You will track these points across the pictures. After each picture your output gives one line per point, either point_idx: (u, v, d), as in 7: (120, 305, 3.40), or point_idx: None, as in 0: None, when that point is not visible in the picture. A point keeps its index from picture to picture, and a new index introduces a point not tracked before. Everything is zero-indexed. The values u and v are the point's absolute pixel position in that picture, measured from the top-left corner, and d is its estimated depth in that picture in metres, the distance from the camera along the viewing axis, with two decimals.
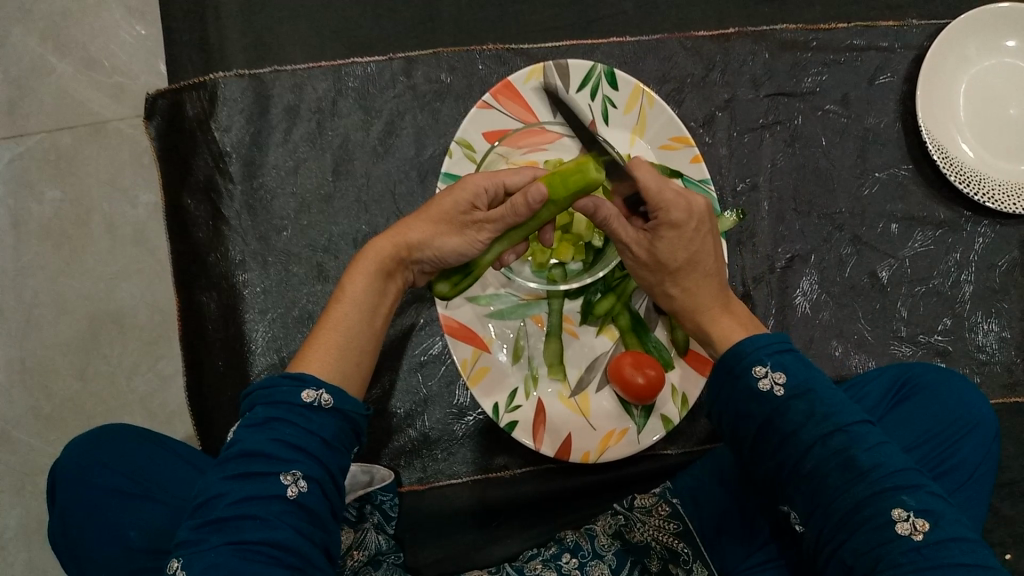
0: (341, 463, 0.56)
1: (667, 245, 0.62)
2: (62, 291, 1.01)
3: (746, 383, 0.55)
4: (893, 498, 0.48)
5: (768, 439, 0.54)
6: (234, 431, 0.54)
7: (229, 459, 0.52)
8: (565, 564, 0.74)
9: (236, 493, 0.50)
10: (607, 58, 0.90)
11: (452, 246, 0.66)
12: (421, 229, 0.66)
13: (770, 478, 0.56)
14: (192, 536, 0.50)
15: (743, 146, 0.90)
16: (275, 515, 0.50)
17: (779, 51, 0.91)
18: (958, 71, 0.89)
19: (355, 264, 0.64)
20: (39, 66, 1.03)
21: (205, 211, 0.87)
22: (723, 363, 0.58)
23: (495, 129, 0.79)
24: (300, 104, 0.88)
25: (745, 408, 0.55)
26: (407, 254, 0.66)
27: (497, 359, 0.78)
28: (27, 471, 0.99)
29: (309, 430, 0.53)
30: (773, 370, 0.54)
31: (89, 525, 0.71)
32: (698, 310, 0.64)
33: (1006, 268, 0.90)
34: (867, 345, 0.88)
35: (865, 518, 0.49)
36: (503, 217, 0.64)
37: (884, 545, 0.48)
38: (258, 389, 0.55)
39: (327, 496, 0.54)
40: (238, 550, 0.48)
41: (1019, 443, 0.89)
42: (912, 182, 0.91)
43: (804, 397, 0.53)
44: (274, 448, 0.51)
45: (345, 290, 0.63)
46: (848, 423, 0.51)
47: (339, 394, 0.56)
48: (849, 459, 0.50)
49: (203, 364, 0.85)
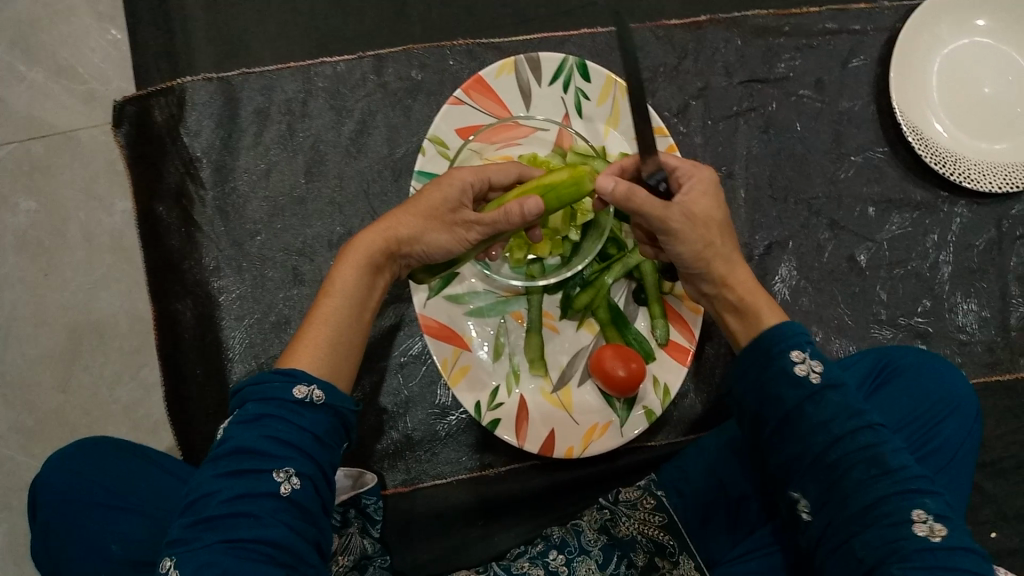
0: (332, 459, 0.55)
1: (704, 201, 0.64)
2: (40, 303, 1.00)
3: (781, 366, 0.56)
4: (913, 500, 0.51)
5: (798, 422, 0.55)
6: (224, 428, 0.53)
7: (221, 456, 0.51)
8: (552, 561, 0.74)
9: (228, 491, 0.50)
10: (579, 49, 0.89)
11: (441, 242, 0.65)
12: (411, 224, 0.64)
13: (789, 463, 0.56)
14: (184, 534, 0.49)
15: (718, 134, 0.89)
16: (267, 513, 0.49)
17: (751, 37, 0.91)
18: (930, 52, 0.88)
19: (343, 256, 0.63)
20: (7, 76, 1.01)
21: (177, 217, 0.86)
22: (756, 345, 0.58)
23: (468, 124, 0.78)
24: (269, 106, 0.87)
25: (779, 392, 0.56)
26: (396, 249, 0.64)
27: (477, 357, 0.78)
28: (12, 486, 0.98)
29: (300, 427, 0.52)
30: (811, 359, 0.56)
31: (68, 536, 0.70)
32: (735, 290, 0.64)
33: (984, 248, 0.91)
34: (848, 330, 0.88)
35: (882, 514, 0.51)
36: (495, 221, 0.64)
37: (900, 540, 0.50)
38: (248, 385, 0.54)
39: (320, 493, 0.53)
40: (231, 549, 0.48)
41: (1001, 422, 0.89)
42: (888, 164, 0.91)
43: (838, 391, 0.55)
44: (267, 446, 0.51)
45: (334, 284, 0.62)
46: (877, 423, 0.54)
47: (331, 390, 0.55)
48: (878, 455, 0.52)
49: (182, 372, 0.84)
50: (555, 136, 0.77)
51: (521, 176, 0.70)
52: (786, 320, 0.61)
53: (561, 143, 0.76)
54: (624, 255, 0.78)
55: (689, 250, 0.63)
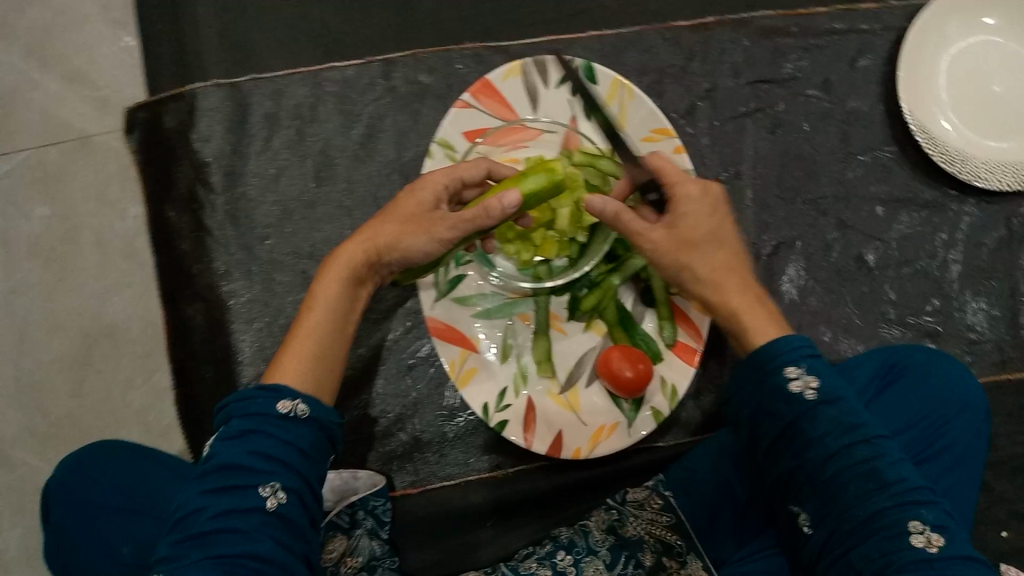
0: (320, 472, 0.55)
1: (689, 218, 0.62)
2: (55, 307, 1.01)
3: (777, 382, 0.56)
4: (911, 512, 0.51)
5: (794, 438, 0.55)
6: (210, 444, 0.53)
7: (207, 473, 0.52)
8: (560, 561, 0.74)
9: (215, 507, 0.50)
10: (586, 52, 0.89)
11: (420, 245, 0.64)
12: (391, 231, 0.65)
13: (791, 478, 0.56)
14: (172, 552, 0.49)
15: (725, 135, 0.89)
16: (254, 528, 0.50)
17: (758, 38, 0.91)
18: (939, 50, 0.88)
19: (326, 268, 0.63)
20: (23, 83, 1.03)
21: (188, 222, 0.87)
22: (754, 360, 0.58)
23: (475, 127, 0.79)
24: (279, 111, 0.88)
25: (774, 406, 0.56)
26: (377, 257, 0.65)
27: (485, 359, 0.78)
28: (29, 487, 1.00)
29: (286, 441, 0.53)
30: (806, 373, 0.56)
31: (79, 537, 0.71)
32: (728, 297, 0.61)
33: (994, 246, 0.90)
34: (856, 330, 0.88)
35: (880, 526, 0.51)
36: (474, 218, 0.63)
37: (896, 552, 0.50)
38: (232, 402, 0.54)
39: (307, 506, 0.53)
40: (220, 564, 0.48)
41: (1012, 422, 0.89)
42: (897, 163, 0.90)
43: (834, 405, 0.54)
44: (252, 461, 0.51)
45: (317, 296, 0.62)
46: (874, 436, 0.54)
47: (315, 404, 0.56)
48: (873, 469, 0.52)
49: (193, 375, 0.85)
50: (563, 138, 0.77)
51: (493, 172, 0.71)
52: (788, 333, 0.59)
53: (569, 145, 0.76)
54: (631, 256, 0.78)
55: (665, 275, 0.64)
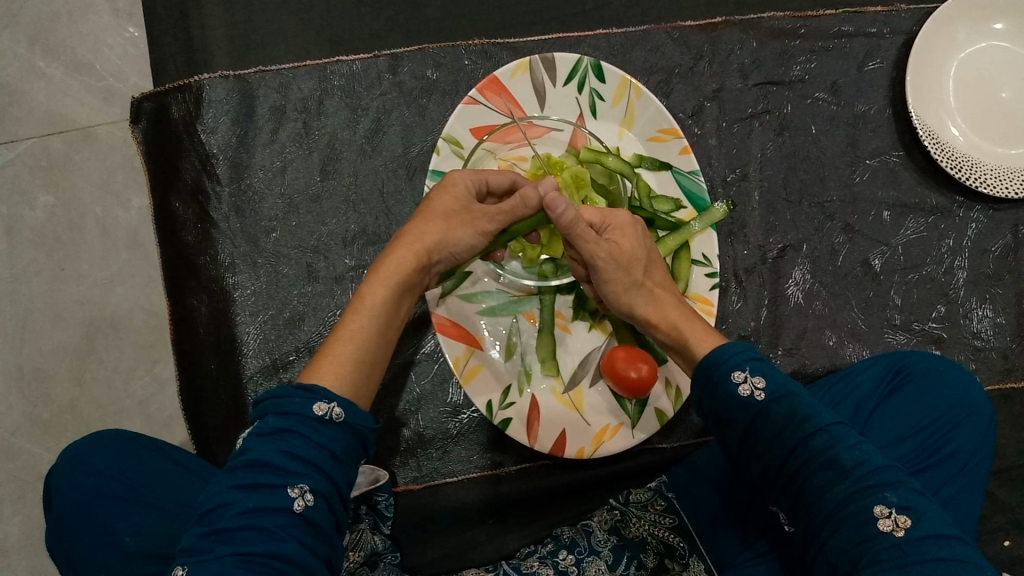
0: (349, 476, 0.54)
1: (628, 243, 0.65)
2: (57, 297, 1.00)
3: (726, 390, 0.57)
4: (875, 495, 0.51)
5: (754, 441, 0.56)
6: (244, 438, 0.52)
7: (238, 468, 0.51)
8: (561, 561, 0.74)
9: (243, 503, 0.49)
10: (594, 50, 0.89)
11: (465, 239, 0.65)
12: (434, 232, 0.64)
13: (762, 479, 0.57)
14: (197, 544, 0.49)
15: (733, 137, 0.89)
16: (280, 528, 0.49)
17: (767, 39, 0.90)
18: (948, 55, 0.88)
19: (373, 275, 0.62)
20: (26, 72, 1.02)
21: (193, 214, 0.86)
22: (702, 369, 0.59)
23: (483, 123, 0.78)
24: (286, 104, 0.87)
25: (729, 413, 0.57)
26: (426, 259, 0.64)
27: (490, 356, 0.78)
28: (28, 478, 0.99)
29: (319, 443, 0.52)
30: (752, 376, 0.56)
31: (79, 528, 0.70)
32: (680, 323, 0.65)
33: (1000, 253, 0.90)
34: (861, 334, 0.88)
35: (848, 516, 0.51)
36: (512, 209, 0.65)
37: (866, 541, 0.50)
38: (268, 397, 0.54)
39: (334, 510, 0.52)
40: (243, 562, 0.47)
41: (1015, 429, 0.89)
42: (904, 168, 0.90)
43: (785, 400, 0.55)
44: (283, 461, 0.50)
45: (363, 302, 0.60)
46: (828, 424, 0.54)
47: (351, 407, 0.54)
48: (831, 458, 0.53)
49: (196, 367, 0.85)
50: (570, 136, 0.77)
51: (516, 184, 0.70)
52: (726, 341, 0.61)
53: (575, 143, 0.76)
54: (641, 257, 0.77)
55: (611, 290, 0.66)
